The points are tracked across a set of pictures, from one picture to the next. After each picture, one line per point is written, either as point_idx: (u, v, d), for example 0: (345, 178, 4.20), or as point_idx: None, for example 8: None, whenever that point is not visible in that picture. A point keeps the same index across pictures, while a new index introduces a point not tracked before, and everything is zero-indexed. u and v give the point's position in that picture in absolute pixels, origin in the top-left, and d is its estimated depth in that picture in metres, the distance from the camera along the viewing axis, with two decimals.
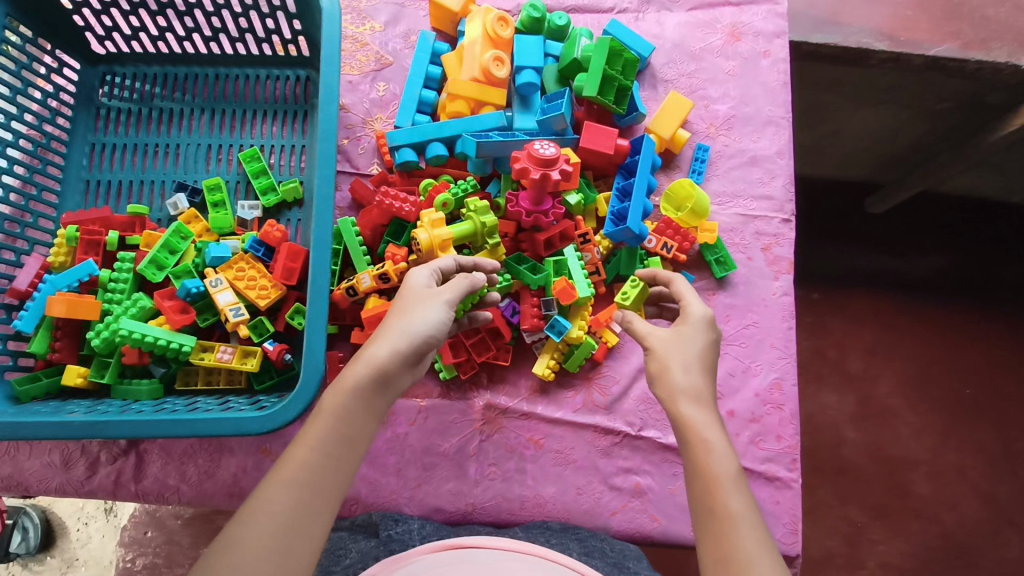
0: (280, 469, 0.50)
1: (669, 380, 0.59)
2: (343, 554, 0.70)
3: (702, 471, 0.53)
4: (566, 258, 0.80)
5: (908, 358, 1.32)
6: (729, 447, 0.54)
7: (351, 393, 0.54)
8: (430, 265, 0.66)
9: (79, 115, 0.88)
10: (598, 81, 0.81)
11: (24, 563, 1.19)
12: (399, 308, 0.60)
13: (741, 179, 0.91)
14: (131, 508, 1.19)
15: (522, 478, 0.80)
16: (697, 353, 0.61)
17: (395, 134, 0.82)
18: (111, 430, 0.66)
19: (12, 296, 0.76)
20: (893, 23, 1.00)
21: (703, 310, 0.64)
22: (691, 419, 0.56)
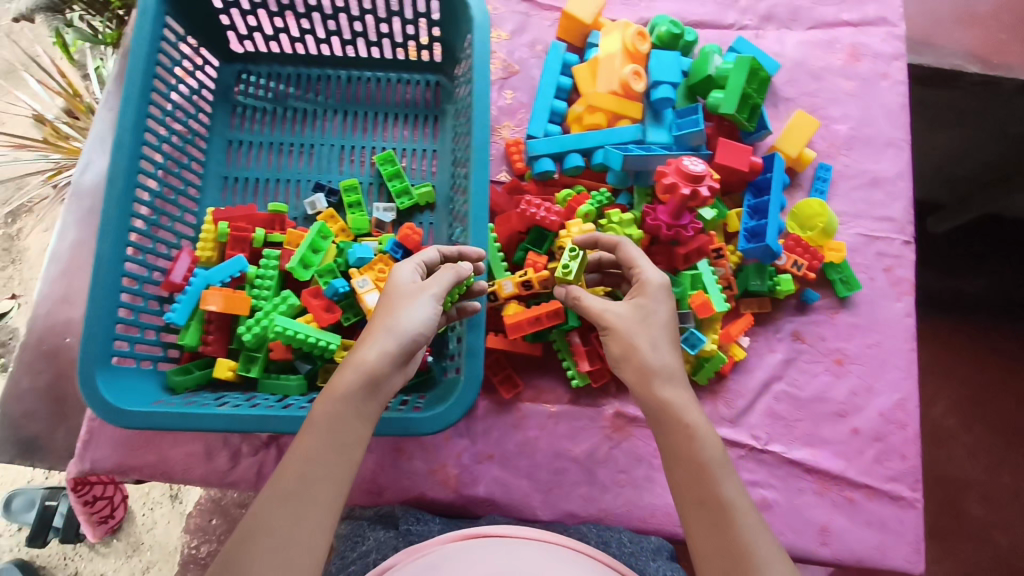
0: (279, 480, 0.53)
1: (642, 364, 0.62)
2: (360, 542, 0.73)
3: (688, 458, 0.57)
4: (702, 272, 0.82)
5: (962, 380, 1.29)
6: (709, 427, 0.59)
7: (342, 399, 0.56)
8: (413, 260, 0.67)
9: (217, 112, 0.89)
10: (736, 99, 0.82)
11: (90, 546, 1.25)
12: (382, 310, 0.62)
13: (861, 200, 0.93)
14: (198, 496, 1.25)
15: (652, 486, 0.82)
16: (665, 333, 0.64)
17: (536, 144, 0.84)
18: (282, 425, 0.67)
19: (165, 288, 0.77)
20: (984, 47, 1.03)
21: (658, 278, 0.66)
22: (670, 403, 0.60)
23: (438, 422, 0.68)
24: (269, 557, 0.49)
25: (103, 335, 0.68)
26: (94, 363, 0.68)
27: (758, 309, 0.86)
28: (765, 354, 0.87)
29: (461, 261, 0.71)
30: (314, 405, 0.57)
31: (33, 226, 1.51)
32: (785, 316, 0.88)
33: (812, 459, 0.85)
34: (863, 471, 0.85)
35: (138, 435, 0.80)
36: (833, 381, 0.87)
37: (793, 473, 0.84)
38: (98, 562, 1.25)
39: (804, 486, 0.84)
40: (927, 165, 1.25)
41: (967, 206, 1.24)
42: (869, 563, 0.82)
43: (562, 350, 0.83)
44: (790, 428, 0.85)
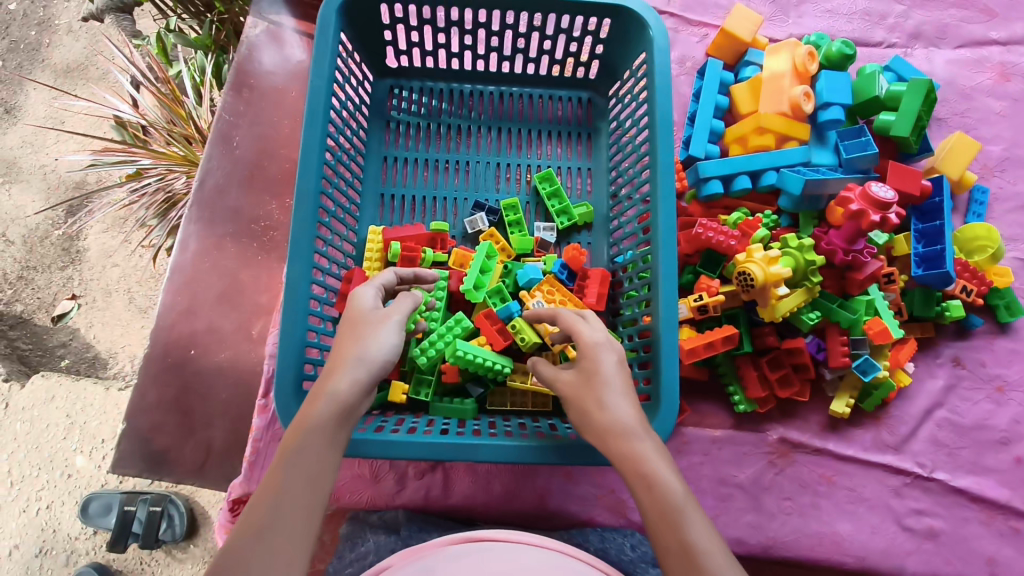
0: (242, 520, 0.47)
1: (596, 425, 0.55)
2: (360, 543, 0.73)
3: (655, 507, 0.49)
4: (874, 298, 0.80)
5: None
6: (673, 471, 0.51)
7: (314, 428, 0.52)
8: (372, 282, 0.66)
9: (373, 127, 0.88)
10: (911, 122, 0.82)
11: (168, 550, 1.24)
12: (347, 335, 0.60)
13: (1018, 223, 0.91)
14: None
15: (818, 514, 0.80)
16: (615, 383, 0.56)
17: (706, 165, 0.82)
18: (479, 452, 0.69)
19: (340, 308, 0.76)
20: None
21: (595, 337, 0.59)
22: (627, 458, 0.52)
23: None
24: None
25: (296, 359, 0.68)
26: (289, 387, 0.67)
27: (923, 334, 0.85)
28: (926, 379, 0.85)
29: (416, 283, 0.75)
30: (286, 437, 0.53)
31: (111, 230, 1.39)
32: (945, 341, 0.87)
33: (977, 488, 0.82)
34: None
35: None
36: (995, 409, 0.84)
37: (959, 502, 0.81)
38: (176, 569, 1.23)
39: (970, 516, 0.81)
40: None
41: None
42: None
43: (729, 376, 0.81)
44: (955, 456, 0.83)
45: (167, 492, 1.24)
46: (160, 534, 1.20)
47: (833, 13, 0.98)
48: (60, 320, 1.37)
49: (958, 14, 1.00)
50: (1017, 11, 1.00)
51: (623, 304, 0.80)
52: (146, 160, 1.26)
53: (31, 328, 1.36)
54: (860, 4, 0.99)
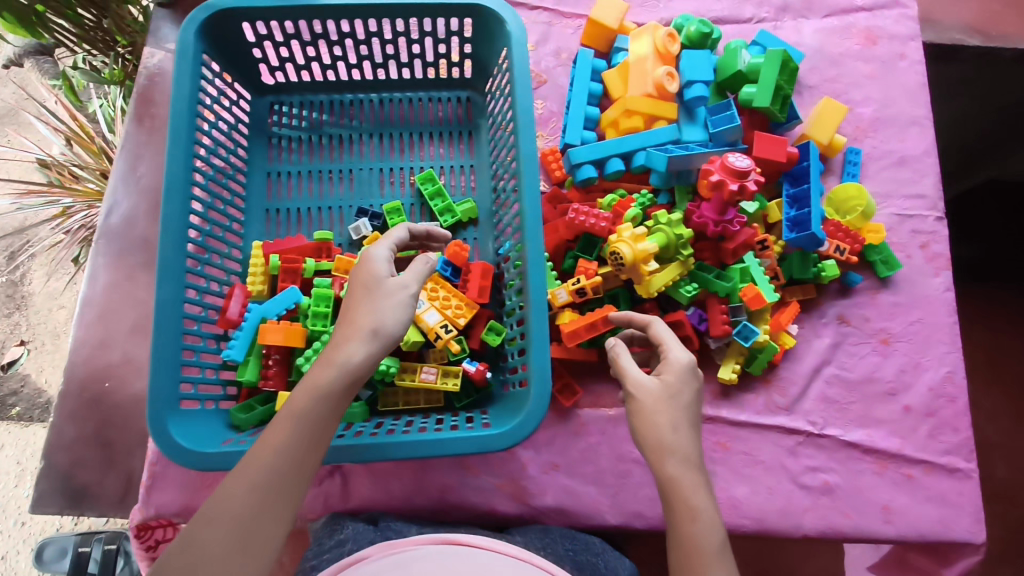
0: (246, 471, 0.53)
1: (657, 440, 0.58)
2: (338, 530, 0.74)
3: (685, 539, 0.54)
4: (749, 266, 0.82)
5: (991, 344, 1.38)
6: (715, 513, 0.55)
7: (322, 397, 0.56)
8: (387, 243, 0.67)
9: (255, 144, 0.89)
10: (770, 93, 0.83)
11: None
12: (361, 303, 0.61)
13: (891, 179, 0.94)
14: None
15: (715, 480, 0.82)
16: (688, 412, 0.59)
17: (577, 151, 0.84)
18: (356, 453, 0.68)
19: (221, 325, 0.77)
20: (982, 18, 1.13)
21: (687, 359, 0.62)
22: (675, 481, 0.56)
23: (506, 438, 0.69)
24: (226, 547, 0.49)
25: (169, 380, 0.68)
26: (165, 406, 0.68)
27: (804, 296, 0.87)
28: (813, 339, 0.88)
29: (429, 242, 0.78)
30: (294, 395, 0.56)
31: (50, 273, 1.38)
32: (829, 300, 0.89)
33: (868, 439, 0.84)
34: (919, 447, 0.85)
35: (204, 474, 0.80)
36: (881, 361, 0.87)
37: (852, 455, 0.84)
38: None
39: (863, 467, 0.84)
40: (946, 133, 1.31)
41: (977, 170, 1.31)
42: (934, 538, 0.82)
43: None
44: (844, 412, 0.86)
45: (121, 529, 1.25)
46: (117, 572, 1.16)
47: None
48: (10, 368, 1.34)
49: None
50: None
51: (507, 293, 0.81)
52: (70, 200, 1.26)
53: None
54: None
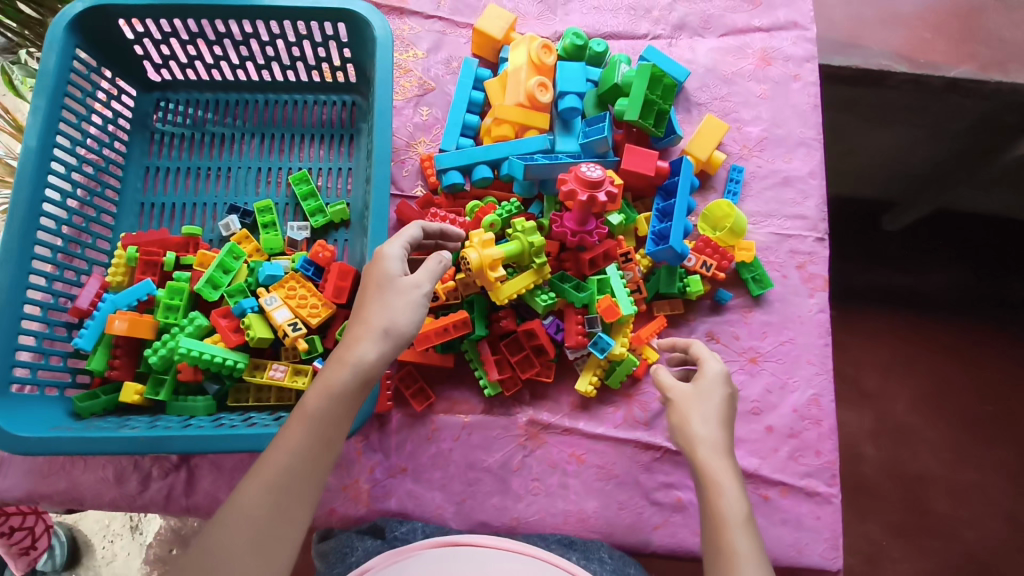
0: (260, 471, 0.54)
1: (687, 432, 0.63)
2: (349, 552, 0.73)
3: (711, 512, 0.57)
4: (609, 277, 0.82)
5: (922, 378, 1.47)
6: (740, 490, 0.58)
7: (335, 397, 0.57)
8: (400, 241, 0.66)
9: (135, 140, 0.91)
10: (640, 105, 0.83)
11: None
12: (373, 301, 0.61)
13: (774, 200, 0.94)
14: (159, 526, 1.30)
15: (566, 493, 0.82)
16: (717, 409, 0.64)
17: (443, 157, 0.85)
18: (175, 444, 0.69)
19: (72, 314, 0.78)
20: (909, 46, 1.22)
21: (719, 368, 0.67)
22: (702, 465, 0.60)
23: None
24: (244, 549, 0.50)
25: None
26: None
27: (671, 311, 0.88)
28: None
29: (442, 239, 0.75)
30: (307, 396, 0.57)
31: None
32: (699, 317, 0.89)
33: None
34: (778, 468, 0.84)
35: (51, 461, 0.80)
36: (747, 380, 0.87)
37: None
38: None
39: None
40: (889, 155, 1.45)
41: (920, 200, 1.45)
42: (786, 562, 0.81)
43: (474, 360, 0.83)
44: None
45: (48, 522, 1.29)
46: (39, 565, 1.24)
47: (600, 9, 1.00)
48: None
49: (723, 4, 1.02)
50: None
51: None
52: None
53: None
54: None
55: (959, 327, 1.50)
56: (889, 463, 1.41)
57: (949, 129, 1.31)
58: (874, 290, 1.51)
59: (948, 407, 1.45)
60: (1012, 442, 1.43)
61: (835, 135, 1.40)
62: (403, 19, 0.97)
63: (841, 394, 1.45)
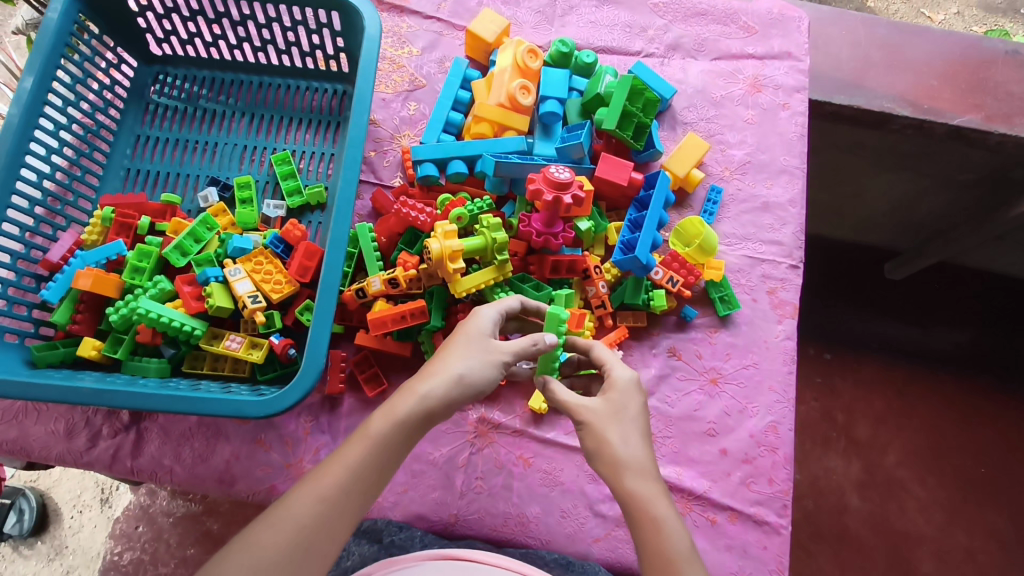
0: (315, 484, 0.55)
1: (613, 456, 0.59)
2: (347, 556, 0.77)
3: (655, 550, 0.55)
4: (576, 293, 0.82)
5: (913, 431, 1.42)
6: (681, 523, 0.57)
7: (398, 427, 0.58)
8: (498, 305, 0.67)
9: (130, 108, 0.95)
10: (618, 116, 0.85)
11: (15, 546, 1.29)
12: (456, 347, 0.63)
13: (751, 223, 0.93)
14: (128, 502, 1.30)
15: (508, 495, 0.80)
16: (637, 423, 0.62)
17: (419, 149, 0.87)
18: (118, 399, 0.69)
19: (43, 267, 0.81)
20: (916, 91, 1.15)
21: (627, 373, 0.64)
22: (636, 495, 0.58)
23: (271, 407, 0.70)
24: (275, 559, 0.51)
25: None
26: None
27: (634, 323, 0.87)
28: (639, 368, 0.86)
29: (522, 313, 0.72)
30: (372, 418, 0.59)
31: None
32: (663, 332, 0.88)
33: (676, 477, 0.81)
34: (728, 493, 0.81)
35: (5, 409, 0.81)
36: (705, 400, 0.85)
37: None
38: (20, 564, 1.28)
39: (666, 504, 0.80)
40: (895, 210, 1.42)
41: (926, 251, 1.41)
42: None
43: (429, 352, 0.83)
44: (658, 445, 0.82)
45: (22, 486, 1.31)
46: (7, 527, 1.25)
47: (596, 24, 1.02)
48: None
49: (719, 30, 1.03)
50: (776, 29, 1.03)
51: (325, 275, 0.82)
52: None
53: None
54: (622, 17, 1.03)
55: (955, 384, 1.45)
56: (873, 517, 1.35)
57: (955, 179, 1.28)
58: (869, 336, 1.48)
59: (939, 464, 1.40)
60: (1005, 508, 1.37)
61: (835, 176, 1.39)
62: (402, 17, 1.01)
63: (829, 439, 1.41)
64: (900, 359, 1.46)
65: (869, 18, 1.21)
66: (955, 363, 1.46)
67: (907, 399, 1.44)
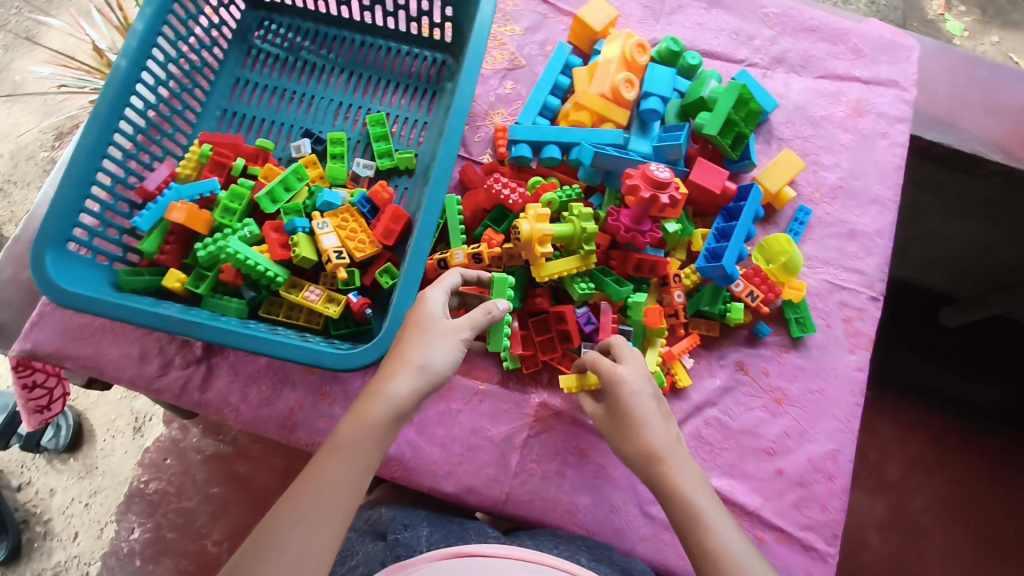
0: (289, 505, 0.56)
1: (629, 453, 0.68)
2: (350, 556, 0.74)
3: (686, 521, 0.63)
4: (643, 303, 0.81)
5: (946, 481, 1.39)
6: (704, 491, 0.64)
7: (368, 428, 0.59)
8: (443, 287, 0.69)
9: (233, 50, 0.96)
10: (720, 122, 0.83)
11: (49, 459, 1.33)
12: (413, 339, 0.64)
13: (836, 249, 0.91)
14: (159, 434, 1.32)
15: (560, 481, 0.80)
16: (639, 411, 0.67)
17: (517, 129, 0.87)
18: (202, 332, 0.71)
19: (137, 194, 0.82)
20: (1010, 139, 1.11)
21: (615, 368, 0.70)
22: (657, 480, 0.65)
23: (350, 361, 0.70)
24: None
25: (66, 217, 0.72)
26: (54, 233, 0.71)
27: (706, 331, 0.86)
28: (705, 377, 0.85)
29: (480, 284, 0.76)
30: (340, 428, 0.60)
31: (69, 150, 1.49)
32: (733, 345, 0.87)
33: (729, 490, 0.80)
34: (779, 514, 0.80)
35: (84, 327, 0.83)
36: (768, 418, 0.84)
37: None
38: (52, 476, 1.32)
39: None
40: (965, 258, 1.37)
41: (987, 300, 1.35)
42: None
43: None
44: (715, 456, 0.82)
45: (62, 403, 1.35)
46: (43, 441, 1.29)
47: (703, 27, 1.01)
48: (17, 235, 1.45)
49: (826, 48, 1.01)
50: (886, 55, 1.01)
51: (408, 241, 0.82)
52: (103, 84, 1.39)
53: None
54: (730, 22, 1.02)
55: (997, 441, 1.42)
56: (894, 560, 1.33)
57: None
58: (915, 381, 1.45)
59: (969, 518, 1.37)
60: None
61: (907, 214, 1.36)
62: None
63: (858, 475, 1.39)
64: (938, 407, 1.43)
65: (974, 58, 1.18)
66: (1000, 420, 1.42)
67: (940, 450, 1.41)
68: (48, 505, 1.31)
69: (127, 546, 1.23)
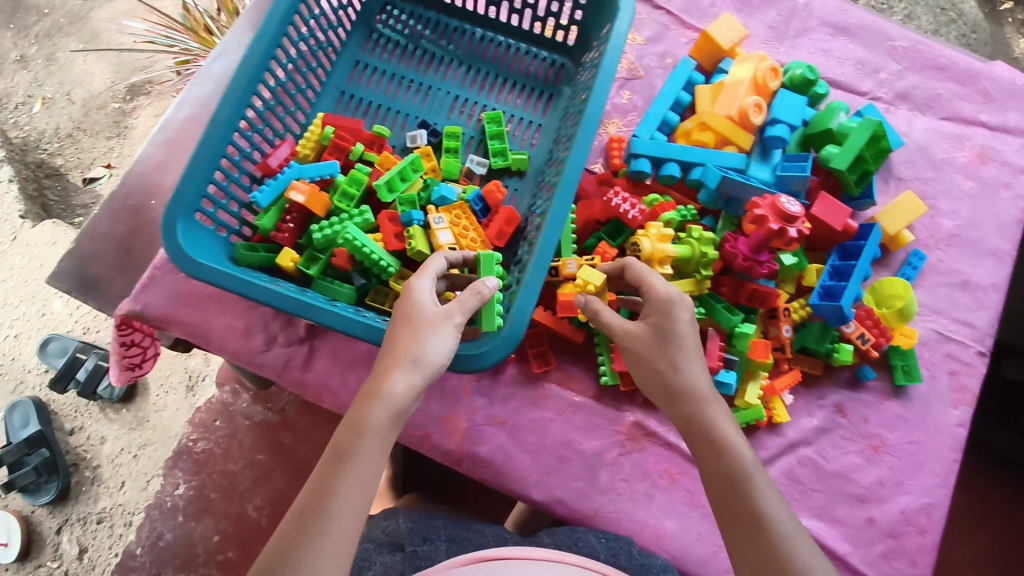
0: (292, 525, 0.51)
1: (666, 385, 0.63)
2: (368, 566, 0.71)
3: (718, 473, 0.58)
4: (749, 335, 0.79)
5: None
6: (741, 440, 0.60)
7: (367, 431, 0.56)
8: (430, 276, 0.66)
9: (355, 32, 0.96)
10: (851, 157, 0.81)
11: (102, 408, 1.31)
12: (403, 333, 0.61)
13: (947, 298, 0.89)
14: (210, 396, 1.30)
15: (648, 504, 0.79)
16: (691, 345, 0.64)
17: (638, 142, 0.85)
18: (318, 315, 0.69)
19: (259, 169, 0.83)
20: None
21: (666, 291, 0.66)
22: (696, 422, 0.61)
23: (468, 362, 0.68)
24: None
25: (196, 186, 0.72)
26: (185, 202, 0.71)
27: (809, 369, 0.85)
28: (802, 416, 0.84)
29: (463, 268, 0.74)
30: (338, 435, 0.56)
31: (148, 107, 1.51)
32: (833, 385, 0.85)
33: (819, 532, 0.79)
34: (868, 562, 0.79)
35: (192, 294, 0.83)
36: (863, 465, 0.82)
37: None
38: (104, 426, 1.30)
39: None
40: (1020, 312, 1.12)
41: None
42: None
43: (602, 347, 0.83)
44: (807, 496, 0.81)
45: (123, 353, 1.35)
46: (99, 388, 1.29)
47: (827, 54, 0.99)
48: (90, 184, 1.46)
49: (953, 89, 0.98)
50: (1016, 102, 0.97)
51: (522, 245, 0.81)
52: (193, 44, 1.40)
53: (63, 181, 1.47)
54: (857, 52, 0.99)
55: None
56: None
57: None
58: None
59: None
60: None
61: None
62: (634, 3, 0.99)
63: None
64: None
65: None
66: None
67: None
68: (98, 452, 1.29)
69: (170, 501, 1.23)
